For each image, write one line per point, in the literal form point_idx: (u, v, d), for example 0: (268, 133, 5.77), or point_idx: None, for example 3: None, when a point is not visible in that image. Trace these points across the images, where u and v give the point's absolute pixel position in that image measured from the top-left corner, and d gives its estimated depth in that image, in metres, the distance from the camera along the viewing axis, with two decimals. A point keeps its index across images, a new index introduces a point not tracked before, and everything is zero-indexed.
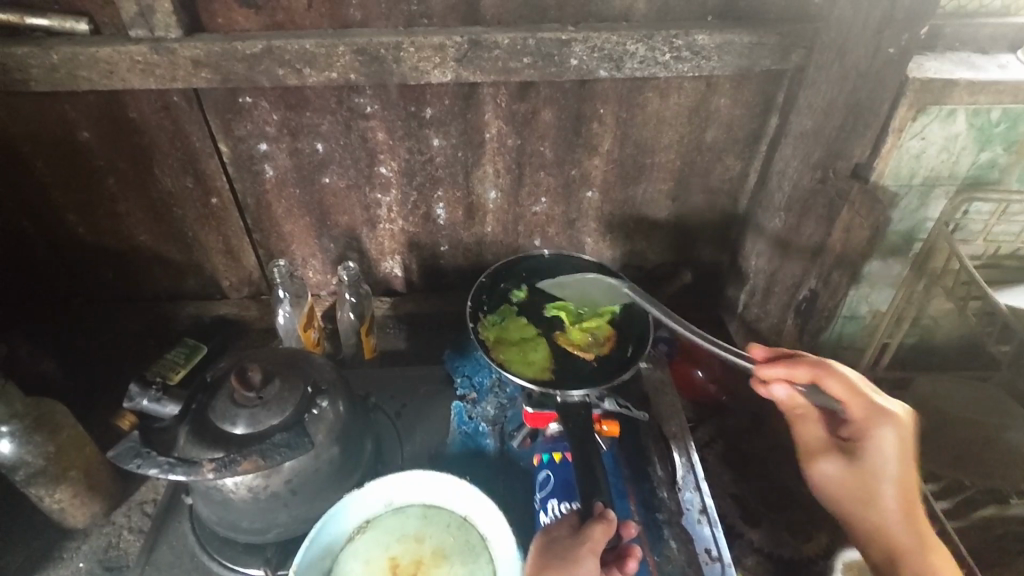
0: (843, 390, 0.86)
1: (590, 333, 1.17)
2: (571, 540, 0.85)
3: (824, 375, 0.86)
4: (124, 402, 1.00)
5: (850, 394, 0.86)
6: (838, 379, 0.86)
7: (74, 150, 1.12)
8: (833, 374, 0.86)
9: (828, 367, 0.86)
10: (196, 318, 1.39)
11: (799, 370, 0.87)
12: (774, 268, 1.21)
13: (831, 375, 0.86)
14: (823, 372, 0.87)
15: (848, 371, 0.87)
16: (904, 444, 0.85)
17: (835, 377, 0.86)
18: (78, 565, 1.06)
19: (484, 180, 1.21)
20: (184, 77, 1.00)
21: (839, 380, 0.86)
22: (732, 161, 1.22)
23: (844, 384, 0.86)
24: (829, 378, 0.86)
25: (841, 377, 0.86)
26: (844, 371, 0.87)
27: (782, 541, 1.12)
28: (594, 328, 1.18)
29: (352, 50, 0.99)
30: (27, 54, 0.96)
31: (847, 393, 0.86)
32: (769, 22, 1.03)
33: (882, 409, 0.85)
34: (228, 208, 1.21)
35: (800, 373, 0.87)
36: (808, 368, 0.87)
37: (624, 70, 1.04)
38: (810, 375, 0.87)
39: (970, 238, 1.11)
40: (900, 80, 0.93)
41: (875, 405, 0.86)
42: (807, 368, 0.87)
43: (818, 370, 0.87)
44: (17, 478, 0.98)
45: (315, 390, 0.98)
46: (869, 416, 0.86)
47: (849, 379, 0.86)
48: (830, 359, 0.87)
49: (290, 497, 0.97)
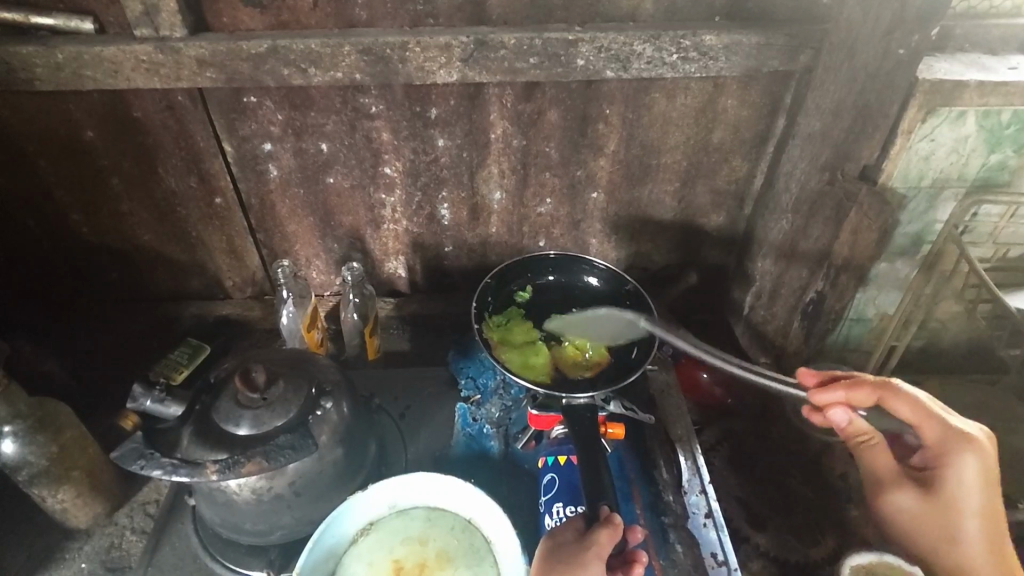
0: (911, 412, 0.83)
1: (585, 353, 1.15)
2: (576, 544, 0.84)
3: (888, 395, 0.84)
4: (127, 402, 0.99)
5: (920, 416, 0.83)
6: (903, 400, 0.84)
7: (79, 149, 1.11)
8: (897, 395, 0.84)
9: (892, 387, 0.84)
10: (199, 318, 1.39)
11: (859, 393, 0.85)
12: (781, 271, 1.20)
13: (896, 395, 0.84)
14: (887, 393, 0.84)
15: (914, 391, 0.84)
16: (988, 470, 0.80)
17: (900, 399, 0.84)
18: (80, 566, 1.05)
19: (489, 180, 1.21)
20: (189, 76, 0.99)
21: (905, 402, 0.84)
22: (738, 162, 1.21)
23: (912, 406, 0.83)
24: (893, 400, 0.84)
25: (906, 397, 0.83)
26: (910, 392, 0.84)
27: (788, 546, 1.12)
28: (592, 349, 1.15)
29: (357, 50, 0.99)
30: (32, 54, 0.95)
31: (917, 415, 0.83)
32: (777, 22, 1.02)
33: (959, 433, 0.81)
34: (232, 208, 1.21)
35: (860, 395, 0.85)
36: (870, 390, 0.85)
37: (631, 71, 1.04)
38: (873, 397, 0.85)
39: (979, 240, 1.10)
40: (909, 80, 0.92)
41: (951, 428, 0.82)
42: (869, 390, 0.85)
43: (881, 391, 0.84)
44: (19, 478, 0.97)
45: (319, 391, 0.97)
46: (944, 441, 0.82)
47: (916, 400, 0.83)
48: (893, 380, 0.85)
49: (294, 498, 0.96)
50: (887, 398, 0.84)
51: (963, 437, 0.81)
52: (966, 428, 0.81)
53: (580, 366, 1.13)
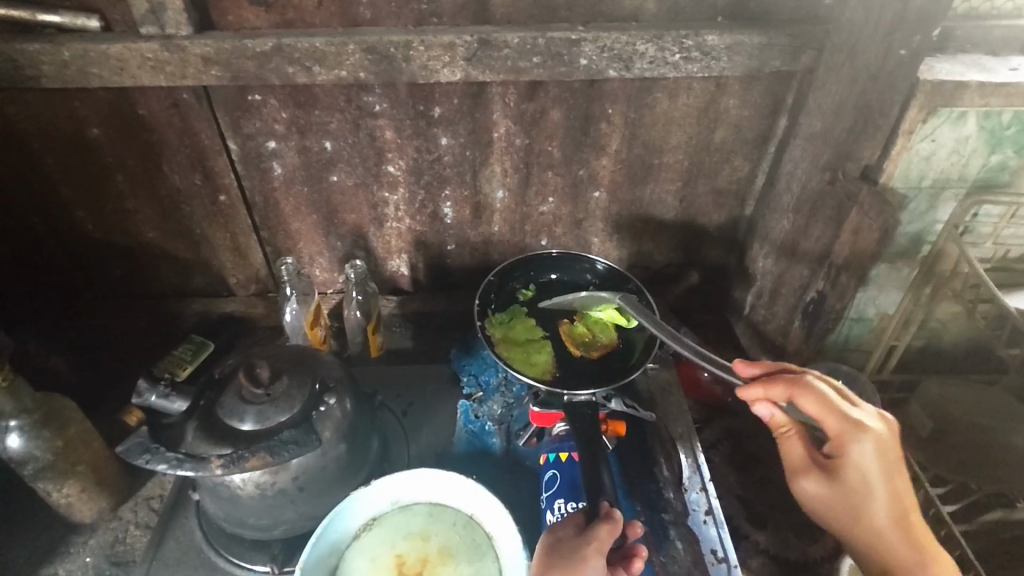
0: (815, 406, 0.79)
1: (594, 333, 1.18)
2: (576, 540, 0.85)
3: (797, 391, 0.80)
4: (132, 397, 1.00)
5: (824, 411, 0.78)
6: (811, 394, 0.80)
7: (84, 146, 1.12)
8: (805, 391, 0.80)
9: (801, 383, 0.81)
10: (203, 314, 1.39)
11: (774, 388, 0.82)
12: (782, 270, 1.21)
13: (804, 391, 0.80)
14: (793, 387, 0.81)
15: (822, 386, 0.80)
16: (887, 456, 0.77)
17: (806, 392, 0.80)
18: (84, 560, 1.06)
19: (492, 179, 1.21)
20: (194, 74, 1.00)
21: (812, 396, 0.79)
22: (740, 162, 1.22)
23: (817, 401, 0.79)
24: (801, 395, 0.80)
25: (812, 391, 0.80)
26: (818, 386, 0.80)
27: (788, 543, 1.12)
28: (602, 330, 1.19)
29: (362, 48, 0.99)
30: (39, 51, 0.96)
31: (818, 410, 0.79)
32: (779, 23, 1.03)
33: (858, 422, 0.78)
34: (236, 206, 1.22)
35: (775, 392, 0.81)
36: (782, 386, 0.81)
37: (633, 70, 1.04)
38: (784, 393, 0.81)
39: (979, 240, 1.10)
40: (911, 81, 0.92)
41: (849, 418, 0.78)
42: (781, 387, 0.82)
43: (791, 387, 0.81)
44: (25, 472, 0.98)
45: (323, 388, 0.98)
46: (845, 430, 0.78)
47: (822, 394, 0.79)
48: (802, 374, 0.81)
49: (297, 494, 0.97)
50: (793, 393, 0.81)
51: (862, 427, 0.78)
52: (865, 418, 0.78)
53: (587, 343, 1.17)
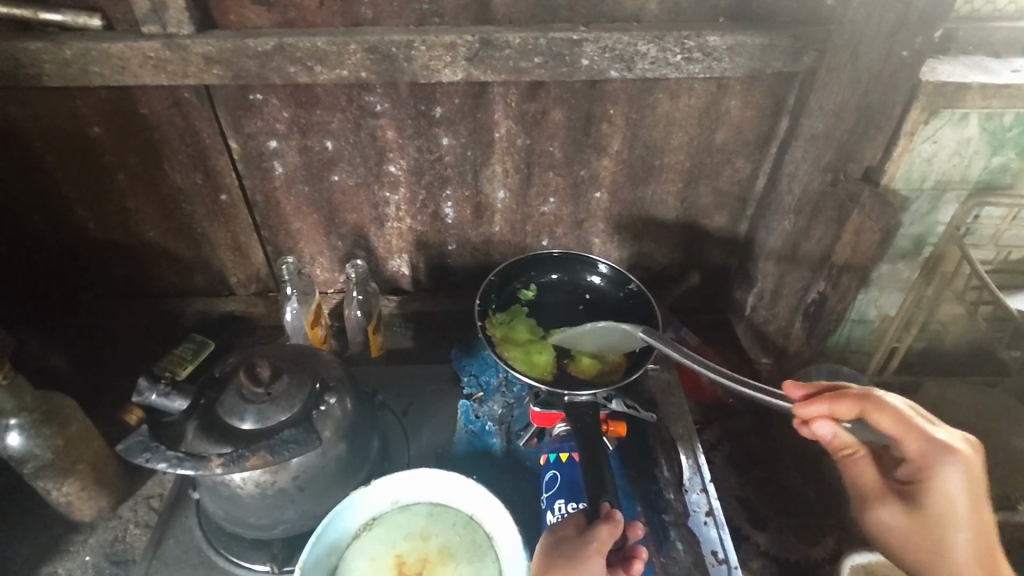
0: (895, 427, 0.74)
1: (602, 363, 1.13)
2: (576, 541, 0.85)
3: (869, 409, 0.75)
4: (132, 396, 0.99)
5: (903, 432, 0.73)
6: (888, 414, 0.74)
7: (85, 145, 1.12)
8: (880, 409, 0.75)
9: (874, 401, 0.75)
10: (203, 314, 1.39)
11: (841, 406, 0.77)
12: (783, 272, 1.21)
13: (878, 408, 0.75)
14: (869, 406, 0.76)
15: (898, 403, 0.75)
16: (975, 482, 0.72)
17: (883, 412, 0.75)
18: (84, 559, 1.06)
19: (493, 179, 1.21)
20: (196, 74, 1.00)
21: (888, 415, 0.74)
22: (742, 163, 1.22)
23: (895, 420, 0.74)
24: (875, 414, 0.75)
25: (891, 410, 0.74)
26: (892, 404, 0.75)
27: (789, 545, 1.12)
28: (607, 359, 1.14)
29: (363, 48, 0.99)
30: (41, 49, 0.96)
31: (899, 431, 0.74)
32: (781, 24, 1.02)
33: (945, 446, 0.72)
34: (237, 206, 1.22)
35: (842, 409, 0.77)
36: (853, 404, 0.76)
37: (635, 71, 1.04)
38: (853, 410, 0.76)
39: (981, 242, 1.10)
40: (912, 82, 0.92)
41: (937, 442, 0.73)
42: (849, 403, 0.77)
43: (863, 404, 0.76)
44: (25, 470, 0.98)
45: (323, 387, 0.98)
46: (929, 453, 0.73)
47: (899, 412, 0.74)
48: (878, 392, 0.76)
49: (297, 493, 0.97)
50: (869, 412, 0.76)
51: (953, 452, 0.72)
52: (956, 442, 0.72)
53: (599, 374, 1.12)
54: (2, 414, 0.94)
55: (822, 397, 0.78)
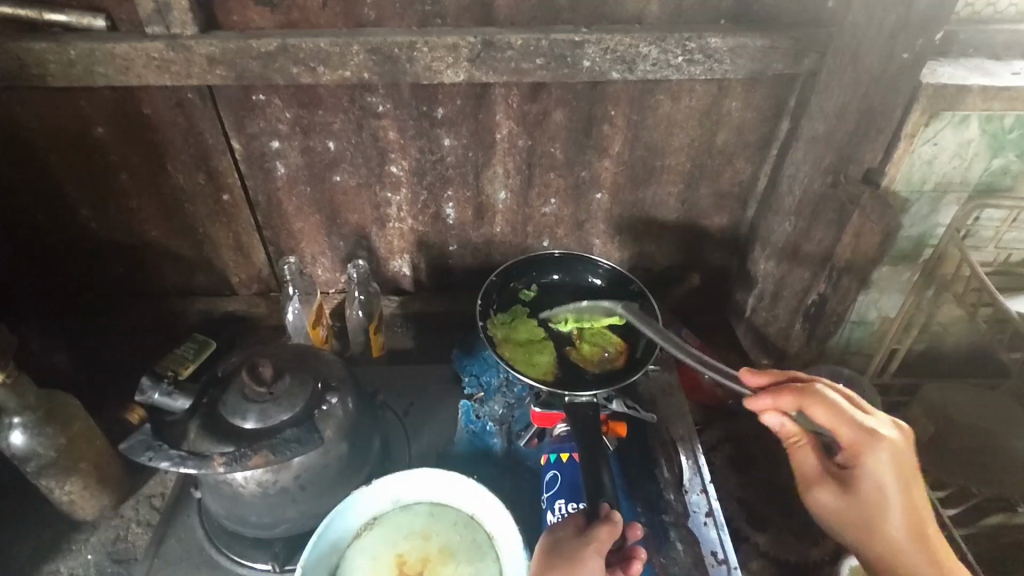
0: (828, 417, 0.79)
1: (602, 347, 1.16)
2: (576, 541, 0.85)
3: (807, 401, 0.80)
4: (136, 395, 1.00)
5: (836, 420, 0.78)
6: (822, 405, 0.79)
7: (89, 145, 1.12)
8: (816, 400, 0.80)
9: (810, 394, 0.81)
10: (205, 313, 1.40)
11: (782, 399, 0.82)
12: (783, 273, 1.22)
13: (814, 400, 0.80)
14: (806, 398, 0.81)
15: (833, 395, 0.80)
16: (903, 468, 0.76)
17: (817, 403, 0.80)
18: (85, 557, 1.07)
19: (494, 180, 1.22)
20: (199, 74, 1.00)
21: (823, 406, 0.79)
22: (743, 164, 1.22)
23: (829, 410, 0.79)
24: (812, 405, 0.80)
25: (824, 401, 0.79)
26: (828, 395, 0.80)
27: (788, 546, 1.12)
28: (606, 341, 1.17)
29: (366, 49, 1.00)
30: (45, 50, 0.97)
31: (831, 421, 0.79)
32: (782, 26, 1.03)
33: (874, 434, 0.77)
34: (239, 206, 1.22)
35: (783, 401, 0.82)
36: (791, 397, 0.82)
37: (636, 73, 1.05)
38: (794, 403, 0.81)
39: (981, 244, 1.10)
40: (912, 84, 0.93)
41: (865, 430, 0.77)
42: (789, 396, 0.82)
43: (801, 397, 0.81)
44: (28, 469, 0.99)
45: (325, 386, 0.99)
46: (860, 441, 0.77)
47: (833, 402, 0.79)
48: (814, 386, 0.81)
49: (298, 492, 0.97)
50: (806, 404, 0.80)
51: (880, 439, 0.77)
52: (882, 430, 0.77)
53: (601, 360, 1.15)
54: (6, 412, 0.94)
55: (767, 392, 0.84)
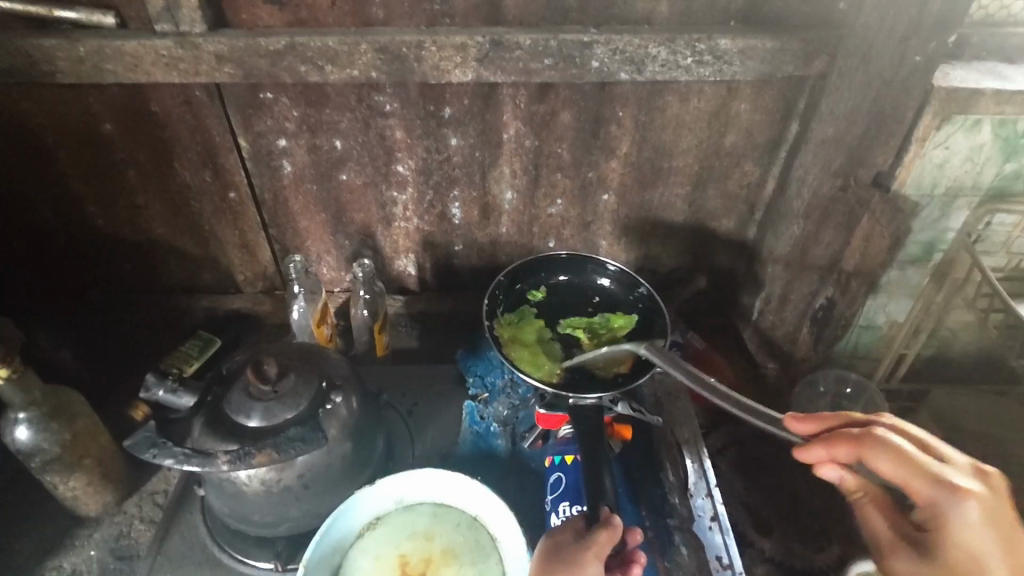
0: (895, 467, 0.69)
1: (612, 360, 1.12)
2: (575, 545, 0.85)
3: (867, 451, 0.71)
4: (140, 391, 0.98)
5: (904, 472, 0.68)
6: (886, 453, 0.70)
7: (96, 141, 1.12)
8: (877, 449, 0.71)
9: (869, 440, 0.72)
10: (210, 311, 1.40)
11: (839, 449, 0.74)
12: (791, 277, 1.21)
13: (876, 449, 0.71)
14: (866, 446, 0.72)
15: (898, 442, 0.71)
16: (995, 523, 0.65)
17: (879, 451, 0.70)
18: (89, 553, 1.07)
19: (500, 180, 1.21)
20: (208, 71, 1.00)
21: (886, 455, 0.70)
22: (751, 166, 1.21)
23: (893, 459, 0.69)
24: (873, 453, 0.71)
25: (887, 449, 0.70)
26: (893, 443, 0.71)
27: (793, 551, 1.12)
28: (617, 352, 1.13)
29: (374, 48, 0.99)
30: (54, 46, 0.97)
31: (900, 473, 0.69)
32: (792, 28, 1.02)
33: (951, 486, 0.67)
34: (246, 204, 1.22)
35: (839, 452, 0.73)
36: (848, 446, 0.73)
37: (646, 73, 1.04)
38: (853, 453, 0.72)
39: (992, 249, 1.10)
40: (924, 88, 0.93)
41: (942, 481, 0.67)
42: (846, 446, 0.73)
43: (860, 445, 0.72)
44: (32, 464, 0.99)
45: (330, 385, 0.98)
46: (937, 496, 0.67)
47: (897, 449, 0.70)
48: (873, 430, 0.72)
49: (302, 491, 0.97)
50: (867, 453, 0.71)
51: (960, 489, 0.67)
52: (960, 478, 0.67)
53: (605, 369, 1.12)
54: (11, 407, 0.94)
55: (820, 441, 0.75)
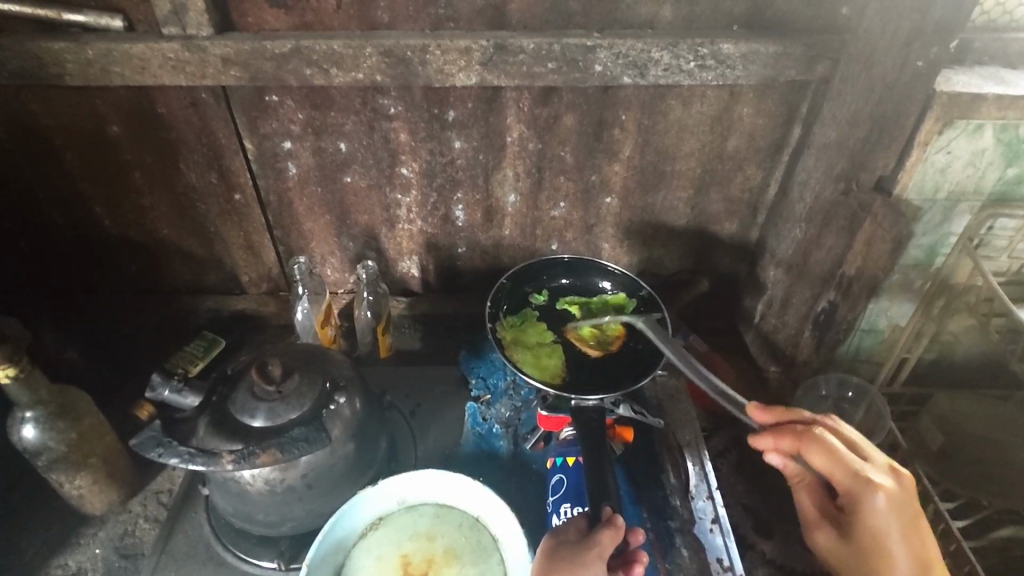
0: (826, 462, 0.78)
1: (603, 335, 1.19)
2: (577, 546, 0.85)
3: (805, 446, 0.79)
4: (147, 391, 1.02)
5: (832, 468, 0.77)
6: (821, 450, 0.78)
7: (104, 142, 1.13)
8: (815, 446, 0.78)
9: (809, 436, 0.79)
10: (215, 312, 1.41)
11: (783, 441, 0.81)
12: (793, 281, 1.21)
13: (812, 446, 0.78)
14: (804, 443, 0.79)
15: (832, 440, 0.78)
16: (902, 514, 0.76)
17: (816, 447, 0.78)
18: (94, 552, 1.08)
19: (504, 184, 1.22)
20: (214, 74, 1.01)
21: (822, 451, 0.78)
22: (753, 170, 1.22)
23: (825, 456, 0.78)
24: (810, 451, 0.78)
25: (824, 446, 0.78)
26: (827, 439, 0.79)
27: (795, 554, 1.12)
28: (609, 329, 1.19)
29: (379, 52, 1.00)
30: (63, 49, 0.98)
31: (829, 467, 0.78)
32: (795, 32, 1.02)
33: (868, 479, 0.76)
34: (251, 205, 1.23)
35: (782, 445, 0.80)
36: (791, 439, 0.80)
37: (648, 77, 1.05)
38: (792, 446, 0.80)
39: (994, 253, 1.10)
40: (927, 92, 0.94)
41: (862, 475, 0.77)
42: (789, 438, 0.80)
43: (800, 441, 0.79)
44: (38, 463, 1.00)
45: (334, 386, 0.99)
46: (856, 487, 0.77)
47: (831, 448, 0.78)
48: (814, 428, 0.79)
49: (305, 491, 0.98)
50: (804, 448, 0.79)
51: (875, 483, 0.77)
52: (877, 474, 0.77)
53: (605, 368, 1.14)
54: (18, 406, 0.95)
55: (768, 432, 0.82)
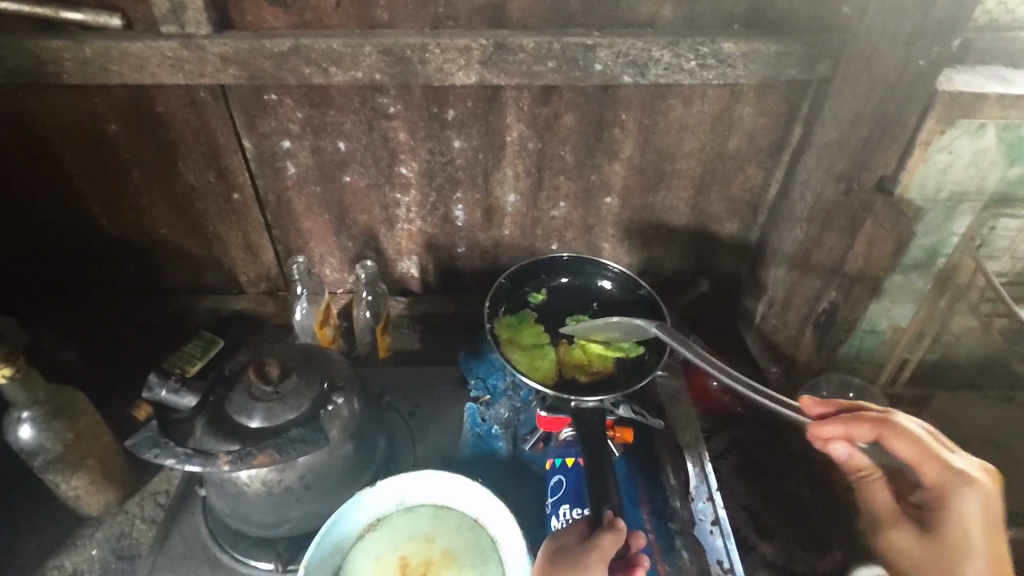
0: (910, 449, 0.75)
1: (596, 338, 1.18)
2: (579, 548, 0.85)
3: (887, 433, 0.76)
4: (143, 391, 1.02)
5: (922, 459, 0.75)
6: (903, 437, 0.75)
7: (101, 141, 1.13)
8: (897, 433, 0.76)
9: (889, 423, 0.76)
10: (213, 312, 1.40)
11: (858, 429, 0.77)
12: (794, 281, 1.21)
13: (895, 434, 0.76)
14: (884, 429, 0.77)
15: (914, 427, 0.76)
16: (991, 511, 0.73)
17: (899, 433, 0.76)
18: (90, 553, 1.07)
19: (504, 183, 1.22)
20: (212, 73, 1.01)
21: (904, 438, 0.75)
22: (754, 170, 1.21)
23: (913, 446, 0.75)
24: (892, 439, 0.76)
25: (906, 433, 0.76)
26: (908, 427, 0.76)
27: (795, 557, 1.11)
28: (602, 359, 1.14)
29: (378, 50, 1.00)
30: (61, 47, 0.98)
31: (915, 455, 0.75)
32: (797, 31, 1.02)
33: (962, 471, 0.74)
34: (249, 205, 1.22)
35: (859, 432, 0.77)
36: (868, 426, 0.77)
37: (648, 77, 1.04)
38: (870, 433, 0.77)
39: (996, 254, 1.09)
40: (929, 92, 0.92)
41: (952, 466, 0.74)
42: (866, 426, 0.77)
43: (880, 429, 0.77)
44: (35, 463, 0.99)
45: (331, 386, 0.99)
46: (947, 480, 0.74)
47: (916, 437, 0.76)
48: (893, 415, 0.77)
49: (302, 492, 0.97)
50: (884, 435, 0.76)
51: (967, 475, 0.74)
52: (968, 465, 0.74)
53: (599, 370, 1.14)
54: (15, 406, 0.95)
55: (839, 419, 0.78)
